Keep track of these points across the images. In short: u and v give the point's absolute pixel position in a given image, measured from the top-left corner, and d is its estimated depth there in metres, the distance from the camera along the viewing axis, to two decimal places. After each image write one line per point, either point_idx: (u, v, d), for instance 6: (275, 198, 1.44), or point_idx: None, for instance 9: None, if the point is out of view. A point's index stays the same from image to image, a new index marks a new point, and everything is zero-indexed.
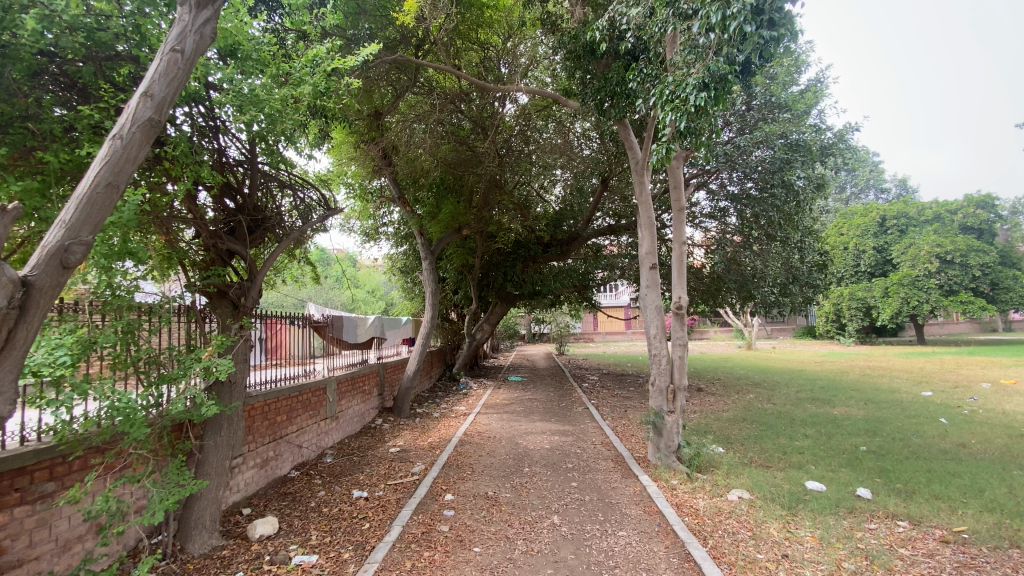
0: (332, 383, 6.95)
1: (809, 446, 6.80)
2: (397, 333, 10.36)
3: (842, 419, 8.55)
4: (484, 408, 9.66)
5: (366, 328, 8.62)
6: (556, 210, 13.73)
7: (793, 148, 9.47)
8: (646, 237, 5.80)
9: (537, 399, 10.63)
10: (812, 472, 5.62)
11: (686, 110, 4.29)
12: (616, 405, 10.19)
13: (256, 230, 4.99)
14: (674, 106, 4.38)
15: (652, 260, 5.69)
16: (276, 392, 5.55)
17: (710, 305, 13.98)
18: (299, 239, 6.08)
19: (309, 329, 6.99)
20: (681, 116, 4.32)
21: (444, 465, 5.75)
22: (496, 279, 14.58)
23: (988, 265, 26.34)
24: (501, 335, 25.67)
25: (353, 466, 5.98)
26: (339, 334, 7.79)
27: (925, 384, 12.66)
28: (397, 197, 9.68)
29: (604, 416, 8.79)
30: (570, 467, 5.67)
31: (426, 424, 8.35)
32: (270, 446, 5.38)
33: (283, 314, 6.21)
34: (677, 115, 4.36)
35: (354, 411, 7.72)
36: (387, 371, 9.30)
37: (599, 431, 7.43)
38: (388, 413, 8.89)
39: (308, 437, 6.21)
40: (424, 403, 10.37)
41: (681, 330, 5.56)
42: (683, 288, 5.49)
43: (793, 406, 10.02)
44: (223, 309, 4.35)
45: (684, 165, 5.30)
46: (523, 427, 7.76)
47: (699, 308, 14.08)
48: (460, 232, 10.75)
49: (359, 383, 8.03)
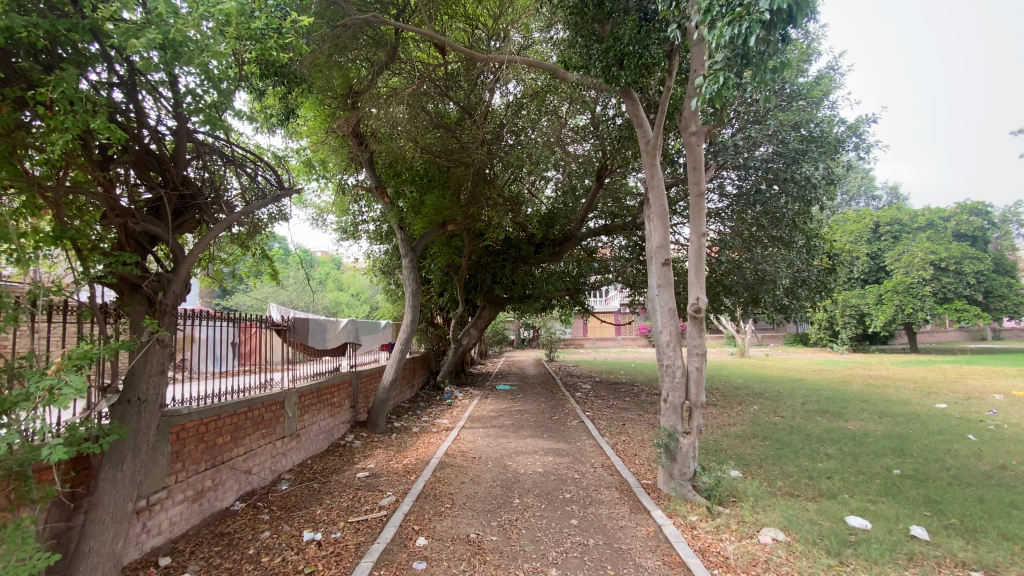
0: (295, 395, 6.11)
1: (835, 468, 6.02)
2: (375, 338, 9.46)
3: (863, 435, 7.81)
4: (469, 421, 8.77)
5: (337, 332, 7.70)
6: (548, 210, 13.07)
7: (810, 138, 8.73)
8: (656, 230, 4.95)
9: (528, 411, 9.79)
10: (849, 504, 4.84)
11: (758, 19, 3.34)
12: (613, 419, 9.39)
13: (187, 211, 4.08)
14: (734, 18, 3.49)
15: (665, 254, 4.86)
16: (217, 409, 4.61)
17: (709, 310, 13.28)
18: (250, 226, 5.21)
19: (269, 333, 6.11)
20: (751, 28, 3.38)
21: (419, 496, 4.85)
22: (484, 281, 13.68)
23: (982, 273, 26.01)
24: (488, 340, 24.90)
25: (310, 496, 5.05)
26: (304, 340, 6.86)
27: (935, 395, 12.04)
28: (375, 187, 8.74)
29: (602, 431, 7.98)
30: (568, 498, 4.81)
31: (404, 441, 7.43)
32: (208, 475, 4.47)
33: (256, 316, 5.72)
34: (739, 28, 3.47)
35: (320, 428, 6.79)
36: (361, 381, 8.36)
37: (597, 450, 6.61)
38: (360, 427, 7.94)
39: (259, 461, 5.28)
40: (404, 415, 9.47)
41: (698, 337, 4.74)
42: (702, 288, 4.67)
43: (804, 420, 9.28)
44: (134, 306, 3.45)
45: (704, 140, 4.53)
46: (513, 445, 6.90)
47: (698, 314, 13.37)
48: (445, 227, 9.90)
49: (327, 395, 7.11)
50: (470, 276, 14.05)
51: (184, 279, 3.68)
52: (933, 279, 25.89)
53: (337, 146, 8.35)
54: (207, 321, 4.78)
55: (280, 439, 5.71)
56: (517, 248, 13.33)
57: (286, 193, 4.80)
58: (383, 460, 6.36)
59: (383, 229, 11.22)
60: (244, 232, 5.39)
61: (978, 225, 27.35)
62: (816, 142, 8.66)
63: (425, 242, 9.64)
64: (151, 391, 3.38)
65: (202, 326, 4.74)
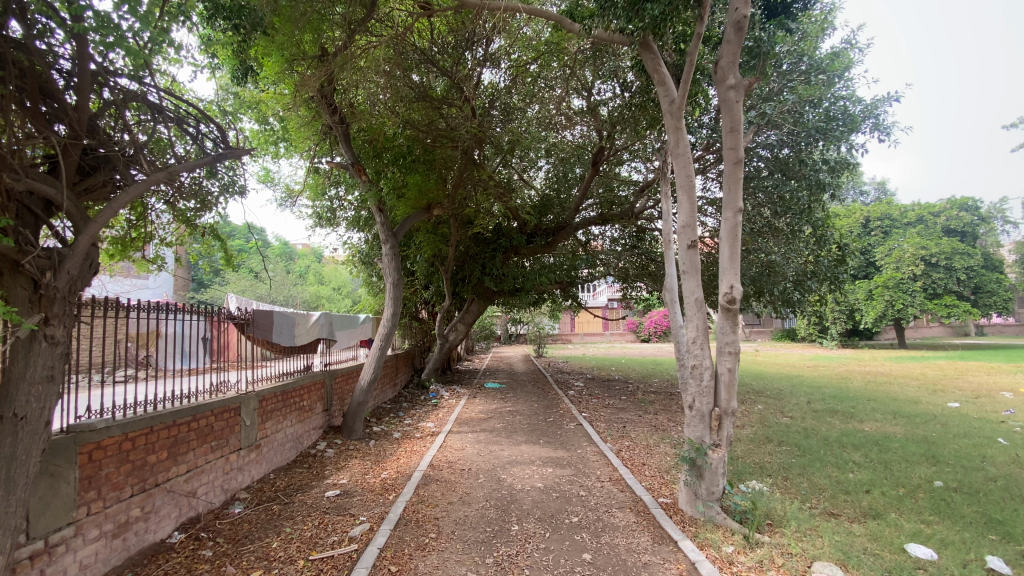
0: (255, 399, 5.29)
1: (870, 480, 5.38)
2: (353, 333, 8.58)
3: (886, 439, 7.21)
4: (457, 425, 7.98)
5: (308, 327, 6.82)
6: (541, 198, 12.32)
7: (833, 114, 8.05)
8: (682, 207, 4.20)
9: (521, 412, 9.02)
10: (903, 527, 4.18)
11: None
12: (612, 420, 8.67)
13: (99, 166, 3.26)
14: None
15: (692, 234, 4.09)
16: (151, 420, 3.80)
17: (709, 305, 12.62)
18: (187, 191, 4.45)
19: (225, 324, 5.25)
20: None
21: (398, 524, 4.03)
22: (472, 273, 12.67)
23: (973, 269, 25.86)
24: (475, 335, 24.09)
25: (266, 522, 4.23)
26: (266, 336, 5.96)
27: (942, 393, 11.60)
28: (351, 164, 7.66)
29: (604, 436, 7.26)
30: (576, 523, 4.05)
31: (385, 449, 6.63)
32: (135, 503, 3.64)
33: (220, 309, 5.14)
34: None
35: (286, 436, 5.93)
36: (335, 382, 7.52)
37: (602, 459, 5.88)
38: (334, 433, 7.09)
39: (207, 481, 4.44)
40: (384, 418, 8.63)
41: (732, 332, 3.96)
42: (737, 274, 3.92)
43: (815, 420, 8.68)
44: (12, 290, 2.58)
45: (743, 96, 3.78)
46: (507, 454, 6.13)
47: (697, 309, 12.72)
48: (430, 211, 8.98)
49: (296, 398, 6.27)
50: (457, 267, 13.16)
51: (83, 255, 2.83)
52: (924, 275, 25.71)
53: (309, 119, 7.44)
54: (176, 315, 4.41)
55: (235, 452, 4.88)
56: (508, 237, 12.48)
57: (235, 154, 3.97)
58: (359, 474, 5.55)
59: (363, 214, 10.31)
60: (189, 204, 4.67)
61: (968, 220, 27.23)
62: (839, 119, 7.99)
63: (408, 227, 8.71)
64: (33, 404, 2.61)
65: (170, 322, 4.36)
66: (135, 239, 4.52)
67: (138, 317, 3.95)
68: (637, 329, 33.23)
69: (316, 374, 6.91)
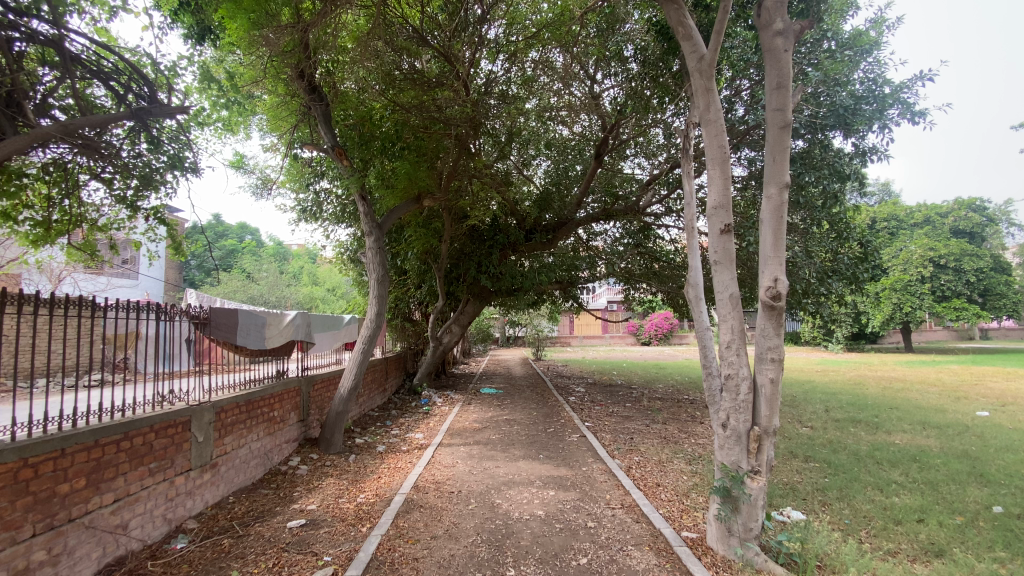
0: (213, 411, 4.59)
1: (920, 506, 4.67)
2: (336, 336, 7.85)
3: (923, 454, 6.50)
4: (449, 436, 7.25)
5: (281, 328, 6.11)
6: (541, 192, 11.65)
7: (861, 94, 7.35)
8: (712, 183, 3.49)
9: (519, 422, 8.29)
10: (978, 568, 3.48)
11: None
12: (618, 431, 7.96)
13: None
14: None
15: (727, 217, 3.40)
16: (71, 439, 3.20)
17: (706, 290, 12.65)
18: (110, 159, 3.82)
19: (180, 324, 4.64)
20: None
21: (368, 565, 3.33)
22: (467, 271, 11.87)
23: (982, 271, 25.17)
24: (471, 338, 23.40)
25: (211, 562, 3.52)
26: (228, 338, 5.26)
27: (965, 400, 10.93)
28: (331, 147, 6.64)
29: (610, 449, 6.55)
30: (586, 565, 3.35)
31: (367, 465, 5.92)
32: (39, 545, 2.97)
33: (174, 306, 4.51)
34: None
35: (251, 452, 5.22)
36: (313, 390, 6.79)
37: (611, 479, 5.18)
38: (311, 447, 6.35)
39: (144, 511, 3.76)
40: (370, 428, 7.89)
41: (775, 335, 3.25)
42: (782, 265, 3.22)
43: (838, 432, 7.98)
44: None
45: (793, 44, 3.12)
46: (503, 473, 5.42)
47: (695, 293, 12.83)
48: (421, 202, 8.26)
49: (265, 408, 5.56)
50: (451, 265, 12.36)
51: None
52: (932, 277, 25.08)
53: (285, 99, 6.75)
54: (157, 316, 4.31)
55: (184, 474, 4.19)
56: (505, 233, 11.76)
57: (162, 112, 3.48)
58: (332, 498, 4.83)
59: (350, 205, 9.59)
60: (127, 183, 4.04)
61: (977, 221, 26.54)
62: (868, 100, 7.30)
63: (394, 218, 7.91)
64: None
65: (151, 323, 4.27)
66: (61, 222, 3.93)
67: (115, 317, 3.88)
68: (637, 332, 32.54)
69: (290, 381, 6.19)
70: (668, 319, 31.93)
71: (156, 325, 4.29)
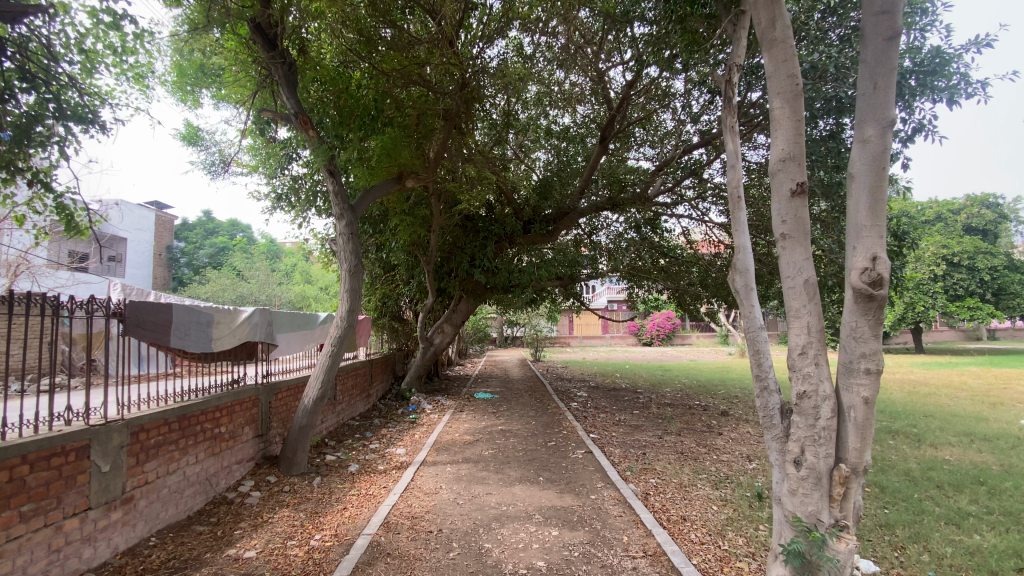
0: (126, 431, 3.66)
1: (1015, 549, 3.73)
2: (308, 336, 6.86)
3: (986, 475, 5.56)
4: (434, 452, 6.28)
5: (231, 328, 5.16)
6: (541, 180, 10.64)
7: (910, 58, 6.37)
8: (780, 123, 2.55)
9: (516, 434, 7.30)
10: None
11: None
12: (628, 444, 7.02)
13: None
14: None
15: (802, 171, 2.47)
16: None
17: (715, 291, 11.90)
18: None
19: (131, 327, 4.08)
20: None
21: None
22: (459, 264, 10.82)
23: (998, 269, 24.06)
24: (467, 337, 22.54)
25: None
26: (158, 339, 4.29)
27: (1004, 406, 9.96)
28: (295, 115, 5.58)
29: (621, 469, 5.61)
30: None
31: (333, 492, 4.95)
32: None
33: (133, 304, 4.09)
34: None
35: (185, 481, 4.27)
36: (275, 400, 5.81)
37: (626, 513, 4.23)
38: (269, 467, 5.39)
39: (13, 569, 2.82)
40: (344, 443, 6.89)
41: (868, 336, 2.32)
42: (881, 237, 2.29)
43: (877, 445, 7.03)
44: None
45: None
46: (495, 504, 4.47)
47: (705, 292, 12.09)
48: (403, 182, 7.11)
49: (209, 423, 4.61)
50: (441, 259, 11.31)
51: None
52: (944, 275, 24.21)
53: (241, 62, 5.80)
54: (117, 314, 3.97)
55: (78, 516, 3.26)
56: (501, 223, 10.83)
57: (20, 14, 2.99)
58: (278, 541, 3.85)
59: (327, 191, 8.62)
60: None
61: (992, 216, 25.48)
62: (921, 64, 6.31)
63: (374, 199, 6.39)
64: None
65: (113, 322, 3.95)
66: None
67: (72, 316, 3.56)
68: (639, 332, 31.66)
69: (246, 390, 5.24)
70: (670, 319, 31.09)
71: (105, 323, 3.84)
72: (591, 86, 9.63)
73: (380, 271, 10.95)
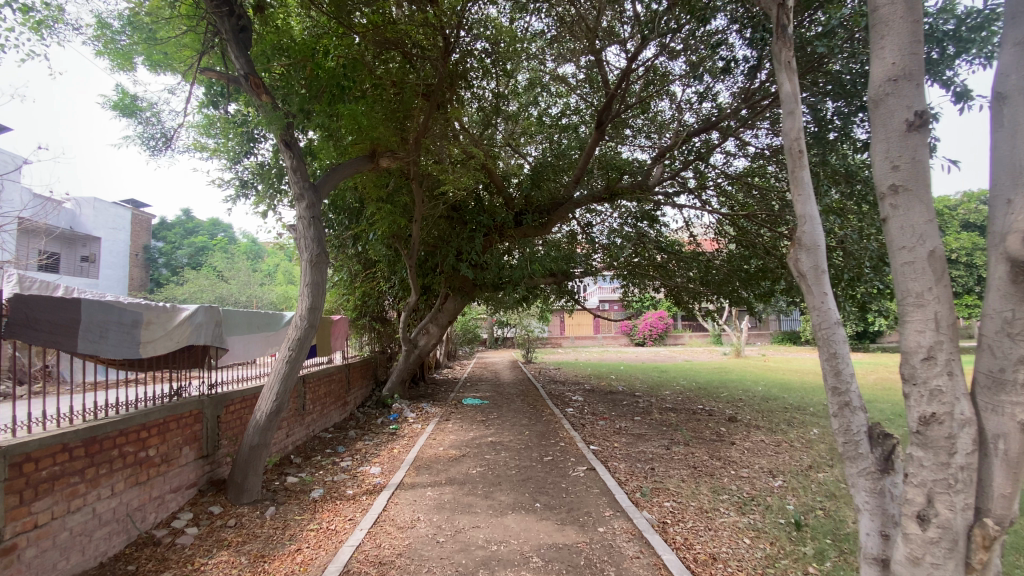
0: (3, 463, 2.81)
1: None
2: (269, 340, 6.00)
3: None
4: (416, 471, 5.47)
5: (166, 331, 4.31)
6: (532, 169, 9.86)
7: None
8: (887, 37, 2.35)
9: (509, 447, 6.49)
10: None
11: None
12: (634, 457, 6.24)
13: None
14: None
15: (918, 95, 2.24)
16: None
17: (718, 288, 11.17)
18: None
19: (16, 329, 3.28)
20: None
21: None
22: (445, 260, 9.99)
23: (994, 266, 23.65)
24: (455, 338, 21.67)
25: None
26: (56, 344, 3.46)
27: None
28: (244, 75, 4.75)
29: (630, 490, 4.82)
30: None
31: (287, 526, 4.10)
32: None
33: (23, 300, 3.31)
34: None
35: (95, 521, 3.41)
36: (223, 414, 4.94)
37: (643, 555, 3.43)
38: (215, 495, 4.53)
39: None
40: (312, 461, 6.03)
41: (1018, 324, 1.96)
42: None
43: None
44: None
45: None
46: (481, 542, 3.66)
47: (708, 289, 11.36)
48: (376, 160, 6.20)
49: (130, 446, 3.75)
50: (426, 254, 10.49)
51: None
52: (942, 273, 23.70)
53: (178, 14, 4.91)
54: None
55: None
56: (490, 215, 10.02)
57: None
58: None
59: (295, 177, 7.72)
60: None
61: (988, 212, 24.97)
62: None
63: (338, 180, 5.50)
64: None
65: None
66: None
67: None
68: (631, 332, 31.01)
69: (185, 403, 4.38)
70: (662, 318, 30.44)
71: None
72: (587, 65, 8.89)
73: (360, 267, 10.14)
